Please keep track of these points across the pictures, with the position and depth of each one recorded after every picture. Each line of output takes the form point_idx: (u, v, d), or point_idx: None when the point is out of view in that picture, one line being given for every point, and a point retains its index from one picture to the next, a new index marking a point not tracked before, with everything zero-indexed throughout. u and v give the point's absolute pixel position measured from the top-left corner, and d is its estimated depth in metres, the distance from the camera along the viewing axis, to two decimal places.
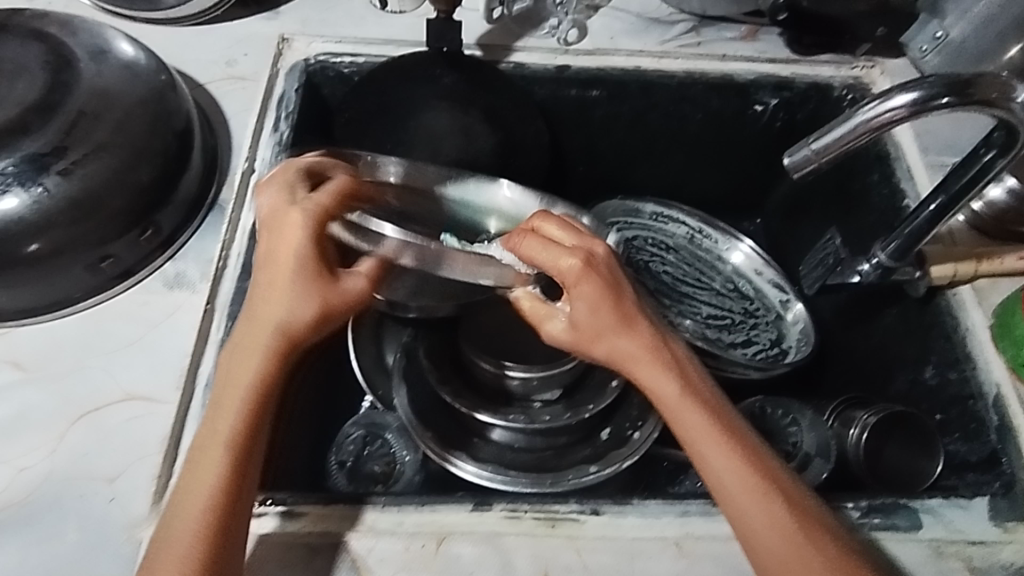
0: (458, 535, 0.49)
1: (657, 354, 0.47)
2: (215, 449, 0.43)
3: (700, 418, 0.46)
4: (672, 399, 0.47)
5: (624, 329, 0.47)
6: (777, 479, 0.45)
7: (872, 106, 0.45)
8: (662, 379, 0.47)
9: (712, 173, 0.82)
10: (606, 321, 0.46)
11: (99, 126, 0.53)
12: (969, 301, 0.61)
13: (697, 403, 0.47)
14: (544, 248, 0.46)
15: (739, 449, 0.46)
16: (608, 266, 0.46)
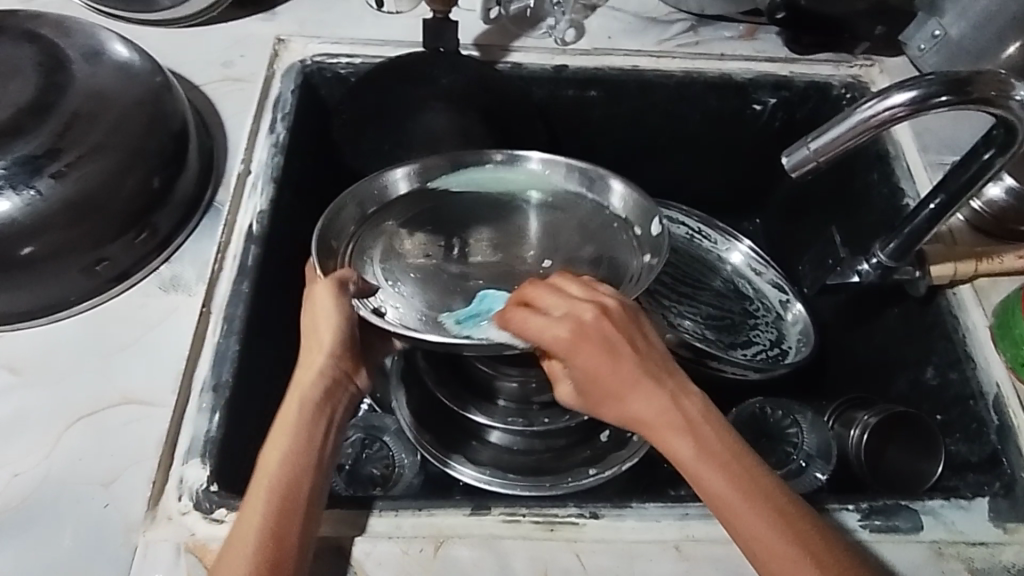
0: (456, 538, 0.48)
1: (672, 414, 0.47)
2: (249, 518, 0.43)
3: (724, 481, 0.45)
4: (692, 462, 0.46)
5: (633, 391, 0.47)
6: (806, 536, 0.44)
7: (871, 105, 0.45)
8: (678, 441, 0.46)
9: (711, 173, 0.82)
10: (608, 380, 0.47)
11: (93, 128, 0.53)
12: (969, 300, 0.60)
13: (719, 465, 0.45)
14: (534, 320, 0.48)
15: (768, 509, 0.44)
16: (606, 329, 0.47)
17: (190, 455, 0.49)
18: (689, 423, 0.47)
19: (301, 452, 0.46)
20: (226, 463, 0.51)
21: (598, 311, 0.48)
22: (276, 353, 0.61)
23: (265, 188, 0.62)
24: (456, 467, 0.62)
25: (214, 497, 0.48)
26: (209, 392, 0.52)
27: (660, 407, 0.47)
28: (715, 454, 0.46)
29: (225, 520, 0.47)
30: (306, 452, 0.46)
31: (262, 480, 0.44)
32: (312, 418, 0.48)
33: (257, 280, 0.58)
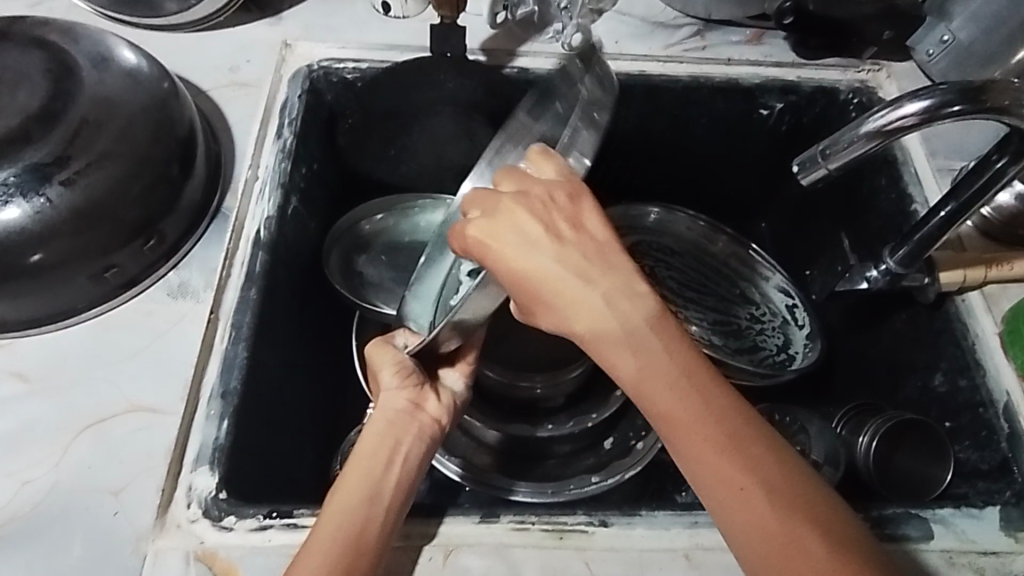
0: (466, 547, 0.48)
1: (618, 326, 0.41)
2: (326, 530, 0.44)
3: (672, 400, 0.41)
4: (637, 381, 0.41)
5: (576, 299, 0.41)
6: (758, 458, 0.40)
7: (883, 114, 0.45)
8: (625, 358, 0.41)
9: (717, 176, 0.82)
10: (545, 289, 0.41)
11: (102, 136, 0.53)
12: (979, 307, 0.60)
13: (667, 384, 0.41)
14: (476, 229, 0.42)
15: (717, 433, 0.40)
16: (540, 227, 0.41)
17: (198, 463, 0.49)
18: (639, 336, 0.41)
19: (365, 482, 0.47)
20: (235, 470, 0.51)
21: (532, 205, 0.42)
22: (284, 358, 0.61)
23: (272, 194, 0.62)
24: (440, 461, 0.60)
25: (223, 504, 0.48)
26: (217, 400, 0.52)
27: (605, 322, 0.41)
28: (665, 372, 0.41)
29: (235, 528, 0.47)
30: (374, 479, 0.47)
31: (342, 501, 0.46)
32: (374, 451, 0.49)
33: (264, 286, 0.58)
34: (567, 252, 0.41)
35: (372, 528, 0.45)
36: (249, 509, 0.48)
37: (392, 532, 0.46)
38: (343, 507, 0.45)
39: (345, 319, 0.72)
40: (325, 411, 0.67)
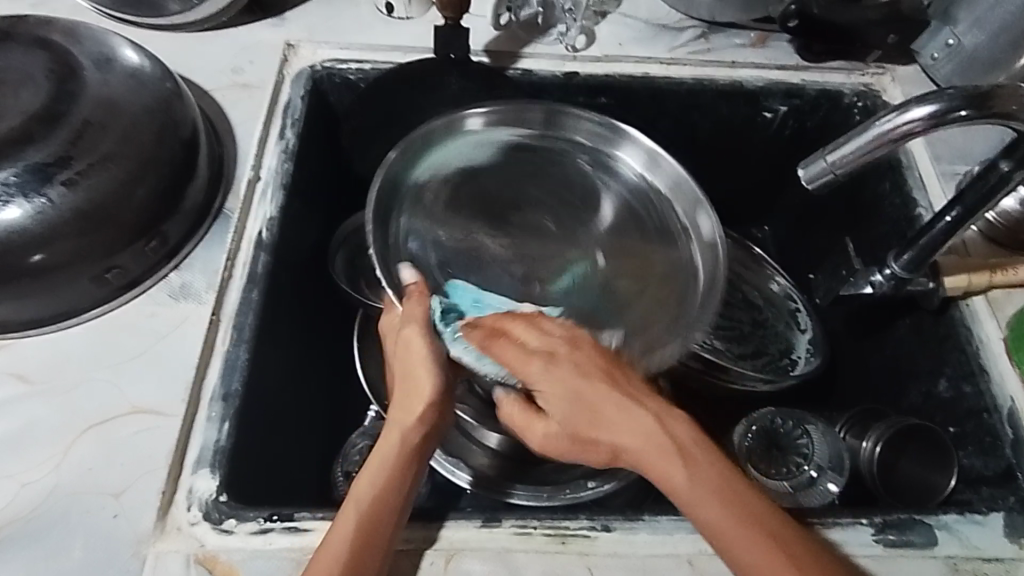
0: (467, 551, 0.48)
1: (647, 444, 0.45)
2: (347, 512, 0.45)
3: (718, 510, 0.43)
4: (685, 494, 0.44)
5: (622, 421, 0.46)
6: (793, 545, 0.43)
7: (889, 119, 0.45)
8: (673, 471, 0.44)
9: (719, 179, 0.82)
10: (598, 409, 0.46)
11: (105, 136, 0.53)
12: (983, 312, 0.60)
13: (713, 495, 0.44)
14: (511, 353, 0.48)
15: (755, 528, 0.43)
16: (579, 366, 0.47)
17: (200, 465, 0.49)
18: (670, 450, 0.45)
19: (395, 470, 0.48)
20: (237, 473, 0.50)
21: (563, 348, 0.48)
22: (287, 361, 0.60)
23: (274, 195, 0.61)
24: (446, 467, 0.61)
25: (224, 508, 0.48)
26: (218, 402, 0.52)
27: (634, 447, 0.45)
28: (703, 474, 0.44)
29: (235, 531, 0.47)
30: (398, 465, 0.48)
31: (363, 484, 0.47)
32: (403, 441, 0.48)
33: (266, 288, 0.58)
34: (584, 380, 0.47)
35: (389, 511, 0.46)
36: (250, 512, 0.48)
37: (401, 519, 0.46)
38: (369, 490, 0.46)
39: (347, 322, 0.72)
40: (326, 414, 0.67)
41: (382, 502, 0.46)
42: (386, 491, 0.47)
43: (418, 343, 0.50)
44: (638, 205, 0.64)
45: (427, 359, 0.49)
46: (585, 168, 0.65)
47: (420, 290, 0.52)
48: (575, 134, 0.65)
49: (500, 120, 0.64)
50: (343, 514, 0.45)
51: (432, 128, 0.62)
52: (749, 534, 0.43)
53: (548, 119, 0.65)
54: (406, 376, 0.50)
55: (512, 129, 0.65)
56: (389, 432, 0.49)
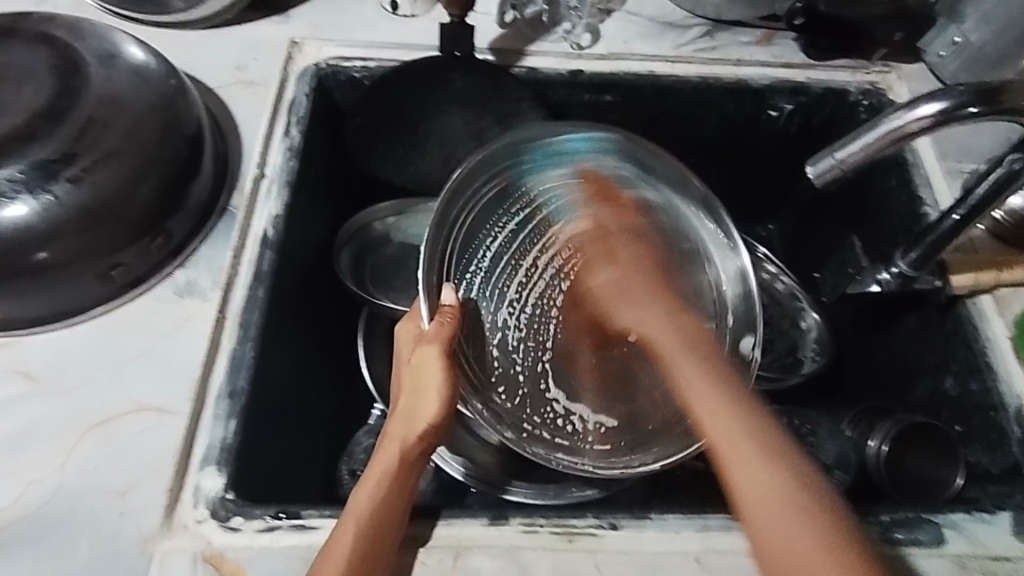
0: (474, 549, 0.48)
1: (667, 328, 0.55)
2: (349, 524, 0.45)
3: (706, 387, 0.48)
4: (688, 376, 0.50)
5: (650, 307, 0.57)
6: (775, 440, 0.43)
7: (898, 116, 0.45)
8: (687, 368, 0.51)
9: (724, 176, 0.82)
10: (625, 288, 0.59)
11: (110, 133, 0.53)
12: (990, 310, 0.60)
13: (709, 379, 0.48)
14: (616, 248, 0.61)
15: (743, 416, 0.45)
16: (626, 258, 0.60)
17: (206, 463, 0.49)
18: (681, 333, 0.54)
19: (395, 482, 0.48)
20: (244, 471, 0.50)
21: (630, 245, 0.61)
22: (293, 359, 0.60)
23: (280, 192, 0.61)
24: (446, 461, 0.60)
25: (230, 505, 0.48)
26: (224, 399, 0.51)
27: (655, 329, 0.55)
28: (716, 390, 0.47)
29: (242, 529, 0.47)
30: (395, 484, 0.48)
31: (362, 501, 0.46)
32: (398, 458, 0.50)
33: (272, 286, 0.57)
34: (629, 275, 0.59)
35: (391, 527, 0.46)
36: (256, 510, 0.48)
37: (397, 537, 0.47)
38: (367, 504, 0.46)
39: (351, 319, 0.72)
40: (332, 411, 0.67)
41: (382, 512, 0.46)
42: (388, 501, 0.47)
43: (434, 366, 0.50)
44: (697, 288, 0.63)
45: (440, 382, 0.50)
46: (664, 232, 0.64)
47: (455, 312, 0.51)
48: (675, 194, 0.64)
49: (612, 151, 0.61)
50: (343, 526, 0.45)
51: (536, 141, 0.58)
52: (738, 431, 0.43)
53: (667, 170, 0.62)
54: (412, 393, 0.51)
55: (630, 162, 0.62)
56: (391, 444, 0.50)
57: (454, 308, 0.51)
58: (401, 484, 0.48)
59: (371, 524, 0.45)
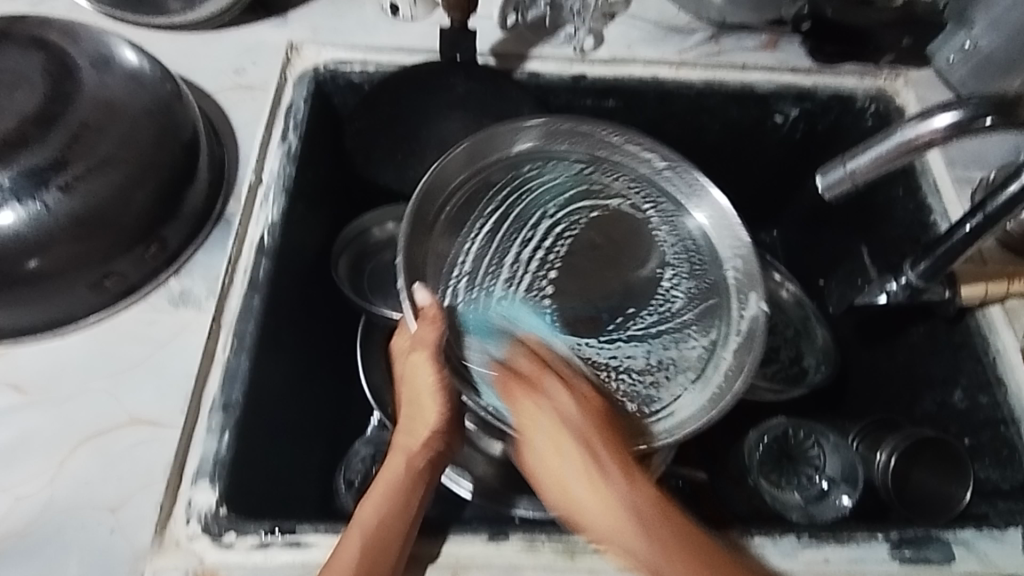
0: (474, 567, 0.47)
1: (586, 498, 0.47)
2: (353, 537, 0.45)
3: (643, 542, 0.45)
4: (639, 565, 0.45)
5: (582, 495, 0.47)
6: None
7: (911, 126, 0.43)
8: (630, 540, 0.45)
9: (729, 183, 0.81)
10: (557, 460, 0.49)
11: (102, 139, 0.52)
12: (1001, 322, 0.59)
13: (642, 536, 0.45)
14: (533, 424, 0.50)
15: (700, 559, 0.45)
16: (558, 442, 0.49)
17: (199, 478, 0.48)
18: (628, 505, 0.46)
19: (400, 492, 0.48)
20: (238, 485, 0.49)
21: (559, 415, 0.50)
22: (289, 369, 0.59)
23: (277, 199, 0.60)
24: (452, 477, 0.61)
25: (223, 521, 0.47)
26: (219, 412, 0.50)
27: (582, 495, 0.47)
28: (644, 492, 0.47)
29: (236, 545, 0.46)
30: (400, 497, 0.47)
31: (368, 515, 0.46)
32: (405, 472, 0.49)
33: (268, 295, 0.56)
34: (560, 418, 0.49)
35: (396, 539, 0.45)
36: (250, 526, 0.47)
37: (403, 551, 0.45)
38: (375, 515, 0.46)
39: (349, 327, 0.71)
40: (329, 420, 0.66)
41: (386, 528, 0.45)
42: (392, 513, 0.46)
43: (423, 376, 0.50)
44: (688, 254, 0.58)
45: (434, 387, 0.50)
46: (646, 205, 0.60)
47: (435, 312, 0.50)
48: (681, 187, 0.59)
49: (574, 133, 0.60)
50: (346, 542, 0.44)
51: (490, 142, 0.59)
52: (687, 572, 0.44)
53: (629, 137, 0.60)
54: (412, 404, 0.52)
55: (597, 138, 0.60)
56: (395, 456, 0.50)
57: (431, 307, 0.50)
58: (409, 494, 0.48)
59: (376, 540, 0.45)
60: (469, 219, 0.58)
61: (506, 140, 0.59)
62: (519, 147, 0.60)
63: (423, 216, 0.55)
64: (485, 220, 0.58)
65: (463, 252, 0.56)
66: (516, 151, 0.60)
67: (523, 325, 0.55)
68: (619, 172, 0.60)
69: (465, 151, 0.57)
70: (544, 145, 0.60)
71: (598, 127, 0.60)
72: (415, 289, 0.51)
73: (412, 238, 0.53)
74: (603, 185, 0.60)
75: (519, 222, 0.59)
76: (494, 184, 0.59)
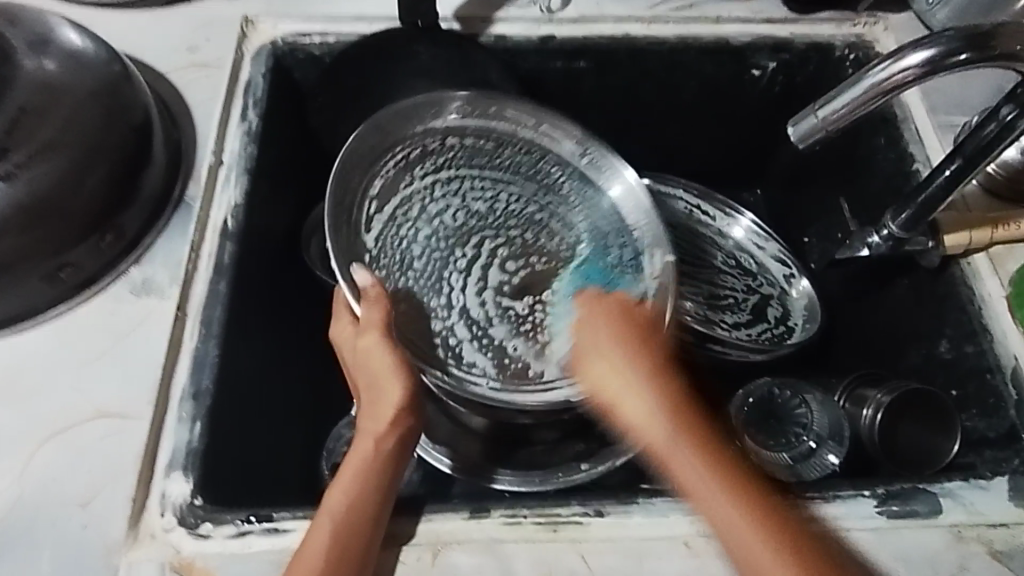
0: (457, 544, 0.46)
1: (640, 390, 0.42)
2: (325, 516, 0.44)
3: (691, 454, 0.41)
4: (686, 469, 0.41)
5: (649, 400, 0.42)
6: (784, 532, 0.40)
7: (883, 67, 0.42)
8: (676, 447, 0.41)
9: (710, 142, 0.79)
10: (630, 373, 0.43)
11: (45, 124, 0.50)
12: (984, 270, 0.58)
13: (706, 458, 0.41)
14: (610, 328, 0.46)
15: (719, 465, 0.41)
16: (624, 347, 0.44)
17: (172, 469, 0.47)
18: (677, 416, 0.42)
19: (370, 477, 0.46)
20: (211, 473, 0.48)
21: (615, 324, 0.46)
22: (261, 355, 0.58)
23: (238, 179, 0.58)
24: (432, 454, 0.58)
25: (199, 511, 0.46)
26: (188, 401, 0.49)
27: (654, 402, 0.42)
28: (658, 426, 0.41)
29: (213, 535, 0.45)
30: (370, 470, 0.47)
31: (337, 492, 0.45)
32: (371, 451, 0.48)
33: (234, 279, 0.55)
34: (616, 325, 0.46)
35: (365, 510, 0.45)
36: (227, 515, 0.46)
37: (377, 523, 0.45)
38: (344, 494, 0.45)
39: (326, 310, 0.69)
40: (307, 404, 0.65)
41: (359, 504, 0.45)
42: (362, 498, 0.45)
43: (373, 352, 0.49)
44: (602, 215, 0.60)
45: (387, 359, 0.49)
46: (556, 171, 0.61)
47: (377, 291, 0.50)
48: (575, 157, 0.60)
49: (473, 111, 0.59)
50: (314, 530, 0.44)
51: (394, 123, 0.57)
52: (750, 529, 0.39)
53: (542, 116, 0.60)
54: (370, 384, 0.50)
55: (450, 116, 0.59)
56: (362, 440, 0.49)
57: (369, 285, 0.50)
58: (379, 476, 0.47)
59: (348, 519, 0.44)
60: (383, 197, 0.57)
61: (419, 116, 0.58)
62: (436, 124, 0.59)
63: (346, 192, 0.54)
64: (390, 202, 0.58)
65: (383, 236, 0.56)
66: (423, 128, 0.59)
67: (491, 107, 0.59)
68: (531, 141, 0.61)
69: (384, 118, 0.56)
70: (464, 121, 0.59)
71: (458, 101, 0.59)
72: (353, 272, 0.50)
73: (339, 222, 0.53)
74: (521, 157, 0.61)
75: (437, 202, 0.60)
76: (410, 163, 0.59)
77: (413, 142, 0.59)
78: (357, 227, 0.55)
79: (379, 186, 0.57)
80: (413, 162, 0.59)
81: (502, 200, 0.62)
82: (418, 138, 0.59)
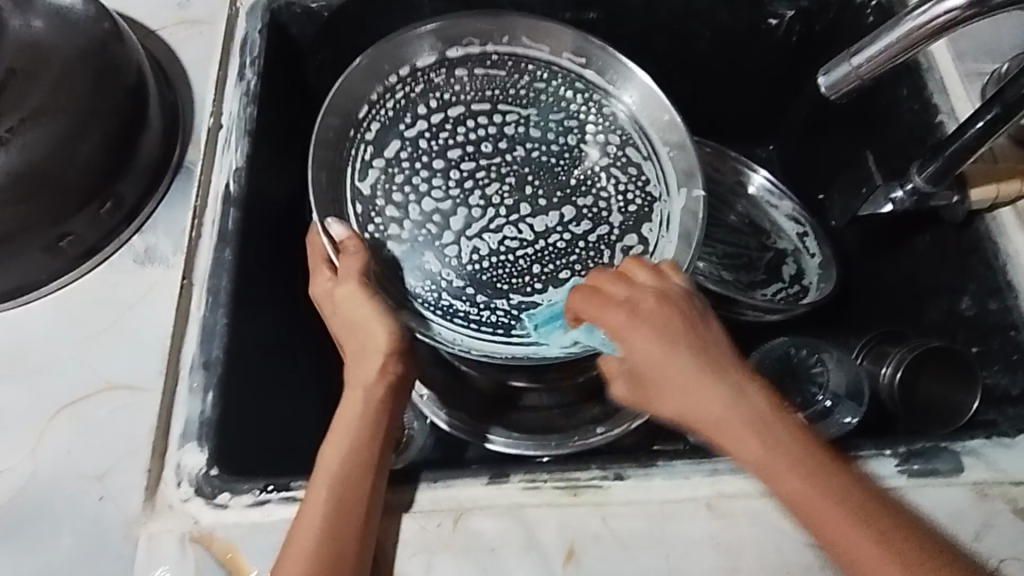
0: (476, 510, 0.46)
1: (691, 400, 0.42)
2: (319, 482, 0.43)
3: (777, 464, 0.40)
4: (775, 478, 0.41)
5: (692, 403, 0.42)
6: (874, 513, 0.39)
7: (925, 9, 0.39)
8: (750, 446, 0.41)
9: (723, 95, 0.76)
10: (671, 389, 0.43)
11: (34, 88, 0.47)
12: (1011, 224, 0.56)
13: (798, 468, 0.40)
14: (648, 338, 0.43)
15: (814, 471, 0.40)
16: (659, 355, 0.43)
17: (187, 439, 0.46)
18: (741, 417, 0.41)
19: (363, 429, 0.46)
20: (226, 442, 0.48)
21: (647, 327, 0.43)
22: (269, 323, 0.57)
23: (239, 142, 0.56)
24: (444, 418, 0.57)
25: (216, 481, 0.45)
26: (200, 370, 0.48)
27: (722, 408, 0.42)
28: (745, 445, 0.41)
29: (231, 505, 0.45)
30: (360, 425, 0.46)
31: (333, 454, 0.44)
32: (362, 409, 0.47)
33: (240, 246, 0.53)
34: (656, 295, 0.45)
35: (362, 468, 0.44)
36: (244, 484, 0.45)
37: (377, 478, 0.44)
38: (339, 453, 0.44)
39: None
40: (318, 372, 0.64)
41: (351, 463, 0.44)
42: (358, 446, 0.45)
43: (353, 304, 0.48)
44: (615, 165, 0.59)
45: (368, 309, 0.48)
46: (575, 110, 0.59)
47: (353, 242, 0.50)
48: (595, 88, 0.58)
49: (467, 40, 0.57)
50: (313, 487, 0.43)
51: (392, 54, 0.55)
52: (855, 526, 0.38)
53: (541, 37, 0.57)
54: (354, 335, 0.49)
55: (461, 48, 0.57)
56: (353, 392, 0.47)
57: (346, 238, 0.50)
58: (370, 435, 0.46)
59: (343, 481, 0.43)
60: (380, 140, 0.56)
61: (417, 49, 0.56)
62: (437, 58, 0.57)
63: (341, 117, 0.54)
64: (385, 149, 0.57)
65: (384, 181, 0.56)
66: (434, 58, 0.57)
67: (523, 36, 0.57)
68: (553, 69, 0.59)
69: (367, 65, 0.54)
70: (483, 48, 0.57)
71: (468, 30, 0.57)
72: (329, 225, 0.50)
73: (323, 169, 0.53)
74: (537, 86, 0.59)
75: (451, 138, 0.58)
76: (413, 101, 0.57)
77: (415, 76, 0.57)
78: (349, 170, 0.55)
79: (374, 131, 0.56)
80: (416, 97, 0.57)
81: (522, 131, 0.60)
82: (418, 69, 0.57)
